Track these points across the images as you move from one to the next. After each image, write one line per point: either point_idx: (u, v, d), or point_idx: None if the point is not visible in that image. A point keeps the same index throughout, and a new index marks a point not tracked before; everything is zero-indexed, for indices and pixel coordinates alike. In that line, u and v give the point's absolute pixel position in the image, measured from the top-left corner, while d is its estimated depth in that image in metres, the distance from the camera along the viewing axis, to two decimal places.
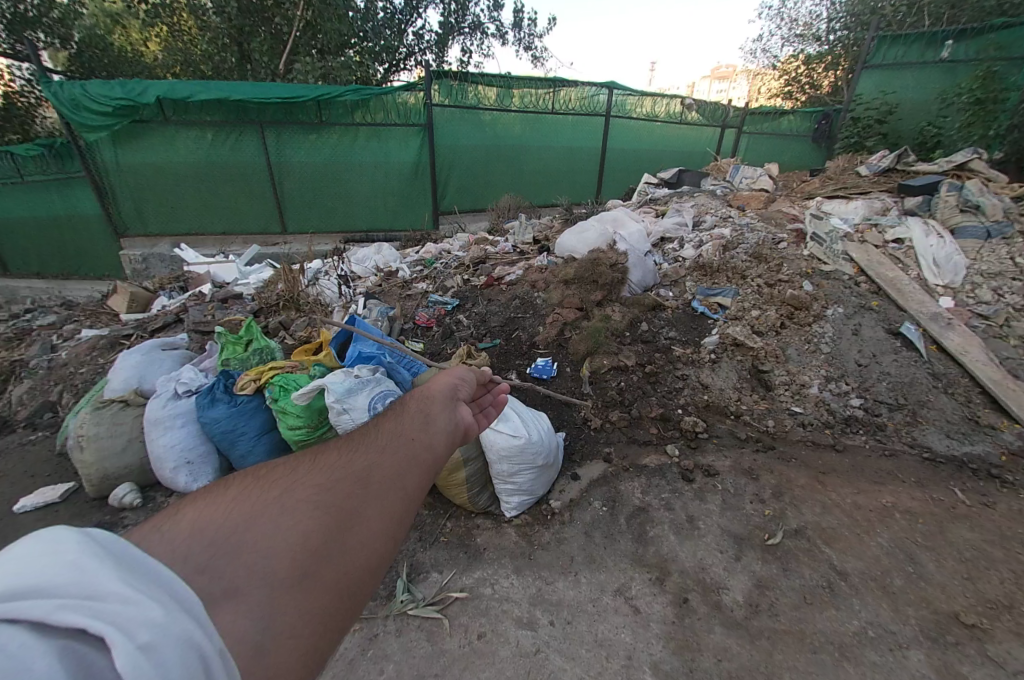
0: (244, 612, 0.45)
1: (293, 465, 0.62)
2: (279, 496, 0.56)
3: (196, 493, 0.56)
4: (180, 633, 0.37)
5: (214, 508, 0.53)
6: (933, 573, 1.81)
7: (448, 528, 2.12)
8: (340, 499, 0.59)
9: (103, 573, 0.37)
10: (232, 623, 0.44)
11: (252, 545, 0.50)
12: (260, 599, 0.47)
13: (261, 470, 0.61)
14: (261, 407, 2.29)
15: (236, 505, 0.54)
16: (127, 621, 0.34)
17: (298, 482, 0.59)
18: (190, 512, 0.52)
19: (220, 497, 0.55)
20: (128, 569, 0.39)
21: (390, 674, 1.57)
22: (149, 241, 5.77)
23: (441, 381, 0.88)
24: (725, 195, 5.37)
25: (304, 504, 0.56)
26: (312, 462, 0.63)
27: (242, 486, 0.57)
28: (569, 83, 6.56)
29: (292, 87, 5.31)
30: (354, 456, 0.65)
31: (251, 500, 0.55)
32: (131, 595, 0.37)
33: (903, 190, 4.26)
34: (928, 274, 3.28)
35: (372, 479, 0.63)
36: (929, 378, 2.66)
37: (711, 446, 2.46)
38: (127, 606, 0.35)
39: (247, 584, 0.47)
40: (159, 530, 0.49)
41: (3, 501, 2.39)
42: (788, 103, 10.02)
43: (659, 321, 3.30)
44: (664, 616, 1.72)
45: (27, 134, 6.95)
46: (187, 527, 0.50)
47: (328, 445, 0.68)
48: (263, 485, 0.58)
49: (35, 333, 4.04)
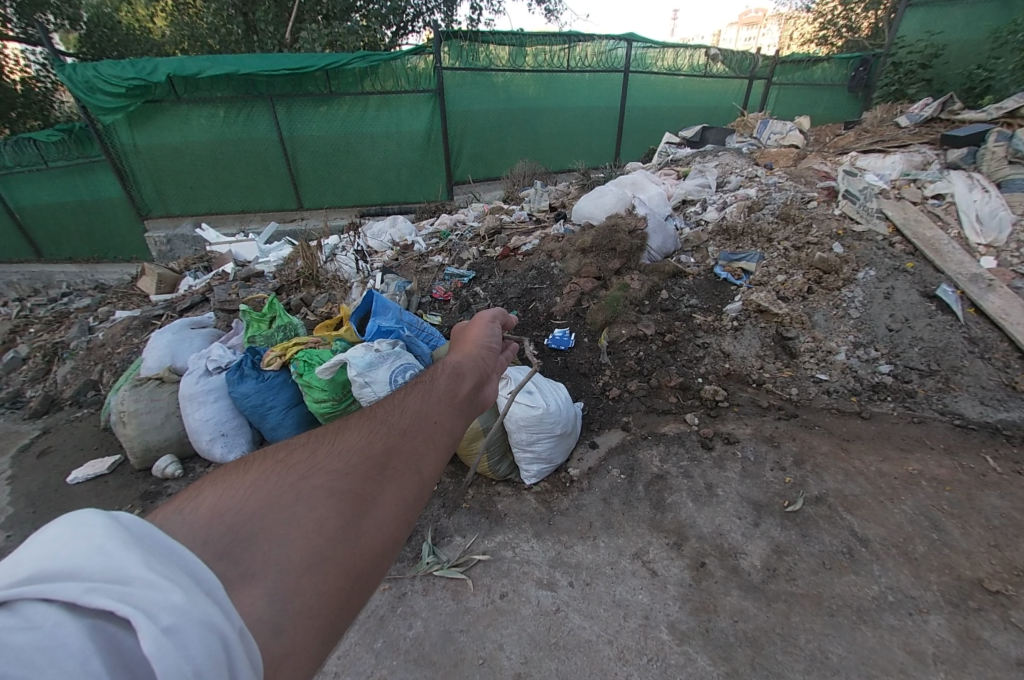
0: (261, 593, 0.48)
1: (310, 448, 0.65)
2: (297, 482, 0.58)
3: (217, 473, 0.59)
4: (201, 617, 0.40)
5: (233, 492, 0.55)
6: (959, 540, 1.79)
7: (470, 495, 2.19)
8: (356, 484, 0.62)
9: (129, 556, 0.40)
10: (251, 604, 0.47)
11: (270, 530, 0.53)
12: (277, 582, 0.50)
13: (279, 454, 0.64)
14: (287, 382, 2.37)
15: (255, 490, 0.56)
16: (151, 604, 0.37)
17: (315, 468, 0.61)
18: (210, 495, 0.54)
19: (239, 481, 0.57)
20: (151, 553, 0.42)
21: (418, 630, 1.68)
22: (172, 222, 5.91)
23: (465, 360, 0.92)
24: (751, 152, 5.07)
25: (321, 491, 0.58)
26: (330, 446, 0.66)
27: (260, 472, 0.60)
28: (584, 36, 6.19)
29: (299, 57, 5.20)
30: (372, 439, 0.68)
31: (271, 485, 0.57)
32: (155, 580, 0.40)
33: (946, 141, 3.93)
34: (970, 232, 3.09)
35: (389, 465, 0.66)
36: (964, 343, 2.54)
37: (731, 415, 2.44)
38: (152, 591, 0.38)
39: (265, 569, 0.50)
40: (181, 512, 0.52)
41: (59, 473, 2.58)
42: (824, 49, 9.28)
43: (680, 288, 3.20)
44: (682, 579, 1.76)
45: (47, 120, 7.06)
46: (207, 512, 0.52)
47: (347, 426, 0.71)
48: (282, 470, 0.60)
49: (74, 316, 4.23)
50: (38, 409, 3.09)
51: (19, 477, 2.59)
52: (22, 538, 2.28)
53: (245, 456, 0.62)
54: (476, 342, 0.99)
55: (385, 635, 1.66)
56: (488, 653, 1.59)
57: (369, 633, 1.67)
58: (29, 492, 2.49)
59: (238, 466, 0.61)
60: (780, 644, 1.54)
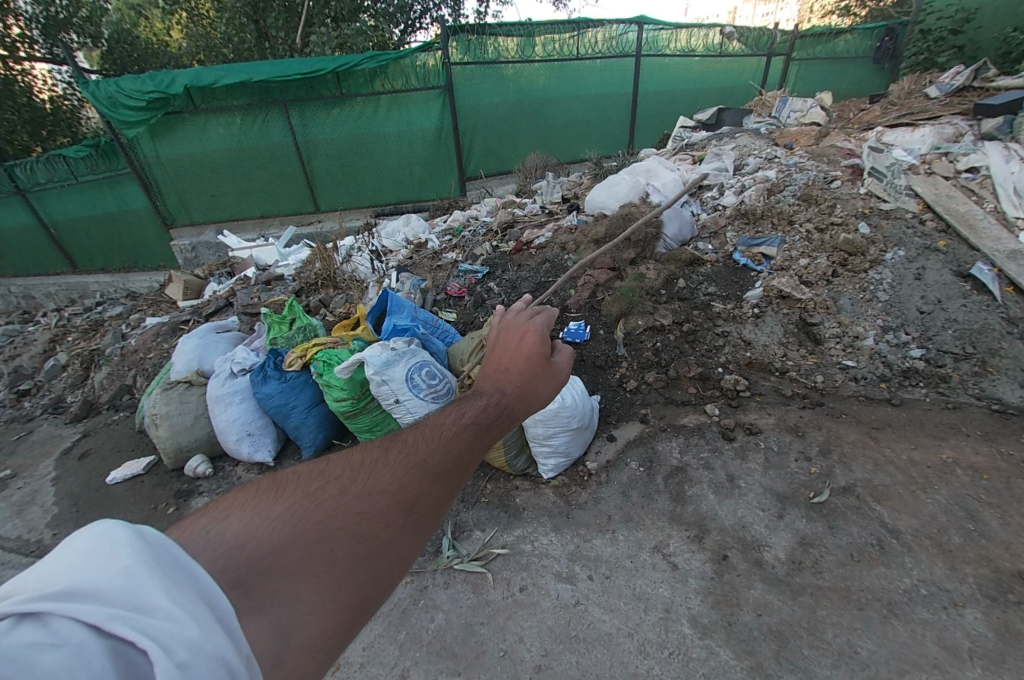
0: (266, 626, 0.49)
1: (342, 479, 0.65)
2: (319, 518, 0.59)
3: (247, 495, 0.59)
4: (213, 650, 0.40)
5: (259, 521, 0.56)
6: (997, 531, 1.71)
7: (488, 489, 2.20)
8: (378, 525, 0.62)
9: (150, 583, 0.41)
10: (256, 634, 0.48)
11: (286, 568, 0.54)
12: (281, 617, 0.51)
13: (308, 484, 0.63)
14: (309, 382, 2.44)
15: (280, 523, 0.56)
16: (166, 636, 0.37)
17: (340, 505, 0.61)
18: (238, 518, 0.55)
19: (267, 508, 0.58)
20: (172, 577, 0.43)
21: (439, 622, 1.71)
22: (196, 230, 6.11)
23: (520, 393, 0.88)
24: (770, 133, 4.88)
25: (340, 533, 0.59)
26: (361, 478, 0.65)
27: (288, 501, 0.60)
28: (594, 22, 6.05)
29: (310, 61, 5.28)
30: (404, 476, 0.67)
31: (299, 520, 0.57)
32: (174, 609, 0.40)
33: (980, 111, 3.72)
34: (1007, 206, 2.93)
35: (414, 507, 0.66)
36: (1003, 324, 2.41)
37: (753, 405, 2.38)
38: (169, 621, 0.38)
39: (273, 604, 0.51)
40: (208, 533, 0.53)
41: (98, 475, 2.72)
42: (846, 20, 8.84)
43: (698, 276, 3.11)
44: (703, 572, 1.74)
45: (75, 136, 7.35)
46: (231, 539, 0.53)
47: (379, 455, 0.70)
48: (308, 504, 0.60)
49: (107, 324, 4.42)
50: (79, 413, 3.27)
51: (63, 478, 2.75)
52: (67, 536, 2.42)
53: (275, 480, 0.62)
54: (540, 370, 0.94)
55: (407, 627, 1.70)
56: (508, 646, 1.60)
57: (393, 625, 1.71)
58: (73, 492, 2.64)
59: (270, 486, 0.62)
60: (806, 638, 1.50)
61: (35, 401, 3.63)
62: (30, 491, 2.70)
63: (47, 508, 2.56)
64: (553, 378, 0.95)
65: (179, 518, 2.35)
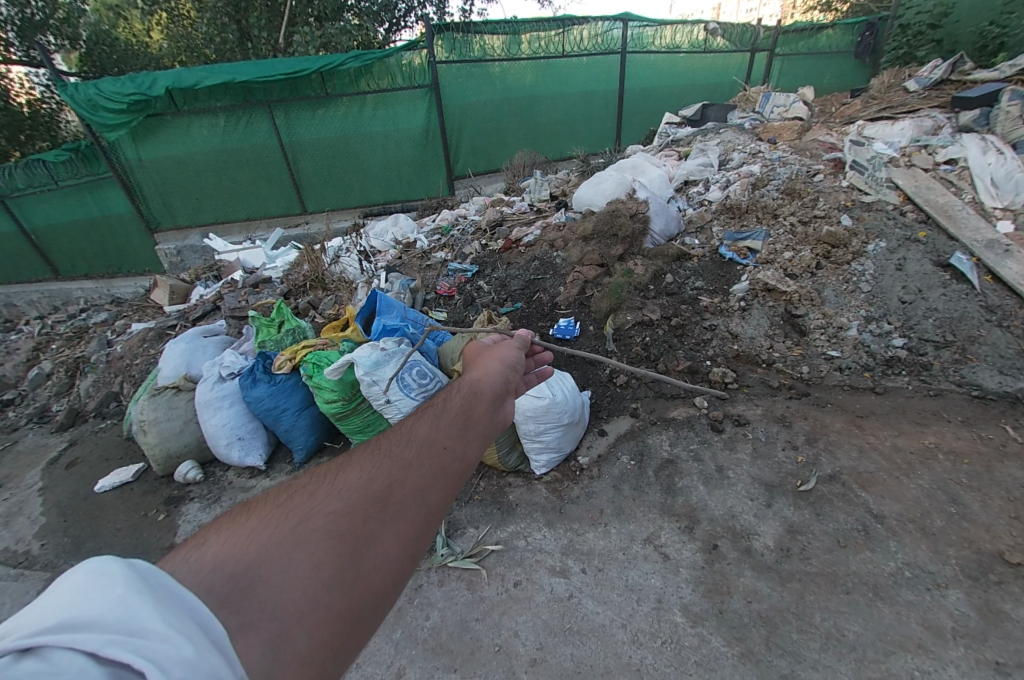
0: (255, 642, 0.49)
1: (311, 489, 0.66)
2: (294, 526, 0.59)
3: (223, 521, 0.60)
4: (208, 670, 0.40)
5: (235, 540, 0.56)
6: (978, 514, 1.76)
7: (481, 487, 2.21)
8: (354, 523, 0.62)
9: (144, 610, 0.41)
10: (247, 650, 0.48)
11: (268, 576, 0.54)
12: (271, 631, 0.51)
13: (280, 499, 0.64)
14: (299, 384, 2.43)
15: (255, 537, 0.57)
16: (165, 658, 0.38)
17: (312, 510, 0.62)
18: (214, 542, 0.56)
19: (241, 528, 0.59)
20: (164, 604, 0.43)
21: (435, 620, 1.71)
22: (181, 235, 6.05)
23: (485, 378, 0.91)
24: (755, 128, 4.94)
25: (317, 536, 0.59)
26: (331, 484, 0.67)
27: (260, 519, 0.60)
28: (579, 19, 6.08)
29: (294, 61, 5.24)
30: (375, 473, 0.68)
31: (272, 531, 0.58)
32: (168, 633, 0.40)
33: (958, 103, 3.76)
34: (985, 197, 2.99)
35: (389, 501, 0.66)
36: (981, 312, 2.47)
37: (742, 396, 2.41)
38: (165, 643, 0.39)
39: (261, 618, 0.51)
40: (187, 559, 0.53)
41: (86, 484, 2.69)
42: (828, 16, 8.94)
43: (685, 271, 3.14)
44: (694, 561, 1.76)
45: (55, 140, 7.22)
46: (210, 560, 0.53)
47: (349, 463, 0.71)
48: (280, 516, 0.61)
49: (92, 331, 4.36)
50: (64, 422, 3.23)
51: (50, 487, 2.71)
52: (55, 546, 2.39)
53: (247, 501, 0.63)
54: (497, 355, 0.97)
55: (403, 626, 1.71)
56: (503, 641, 1.62)
57: (387, 624, 1.72)
58: (60, 502, 2.60)
59: (243, 510, 0.63)
60: (794, 623, 1.53)
61: (19, 411, 3.57)
62: (16, 502, 2.66)
63: (34, 519, 2.53)
64: (512, 361, 0.98)
65: (170, 525, 2.33)
